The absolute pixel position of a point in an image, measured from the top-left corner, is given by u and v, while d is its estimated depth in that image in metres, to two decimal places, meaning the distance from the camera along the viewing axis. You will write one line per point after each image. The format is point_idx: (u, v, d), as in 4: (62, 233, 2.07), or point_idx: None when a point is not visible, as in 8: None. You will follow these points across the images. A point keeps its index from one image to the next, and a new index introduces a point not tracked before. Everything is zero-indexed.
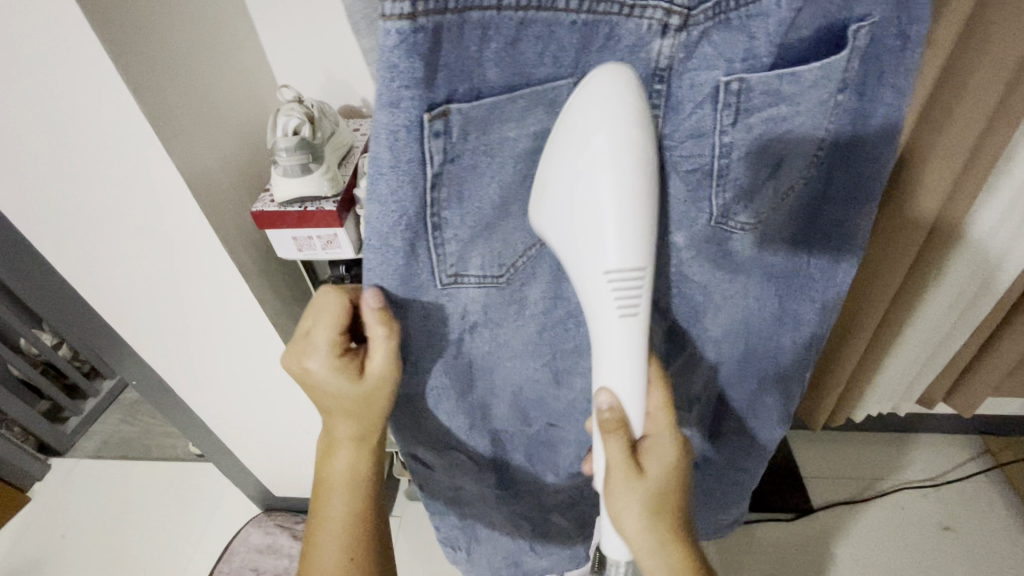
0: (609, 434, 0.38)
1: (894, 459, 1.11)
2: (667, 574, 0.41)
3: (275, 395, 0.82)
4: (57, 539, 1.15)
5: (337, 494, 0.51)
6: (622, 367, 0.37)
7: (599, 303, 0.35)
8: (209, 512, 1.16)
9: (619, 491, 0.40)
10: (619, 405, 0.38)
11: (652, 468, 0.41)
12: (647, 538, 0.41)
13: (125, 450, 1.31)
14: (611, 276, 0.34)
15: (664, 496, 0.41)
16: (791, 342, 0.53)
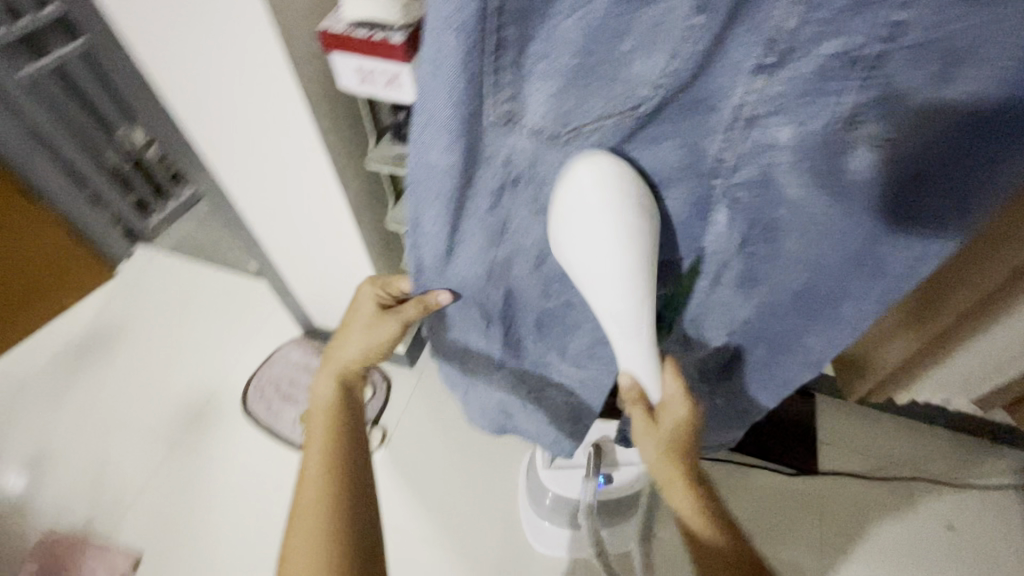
0: (633, 401, 0.49)
1: (923, 451, 1.06)
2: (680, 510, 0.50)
3: (328, 229, 0.85)
4: (136, 312, 1.32)
5: (315, 445, 0.52)
6: (637, 359, 0.45)
7: (609, 330, 0.43)
8: (261, 321, 1.29)
9: (642, 436, 0.50)
10: (636, 382, 0.47)
11: (666, 422, 0.49)
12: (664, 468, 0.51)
13: (199, 252, 1.45)
14: (612, 314, 0.41)
15: (678, 441, 0.50)
16: (852, 310, 0.43)
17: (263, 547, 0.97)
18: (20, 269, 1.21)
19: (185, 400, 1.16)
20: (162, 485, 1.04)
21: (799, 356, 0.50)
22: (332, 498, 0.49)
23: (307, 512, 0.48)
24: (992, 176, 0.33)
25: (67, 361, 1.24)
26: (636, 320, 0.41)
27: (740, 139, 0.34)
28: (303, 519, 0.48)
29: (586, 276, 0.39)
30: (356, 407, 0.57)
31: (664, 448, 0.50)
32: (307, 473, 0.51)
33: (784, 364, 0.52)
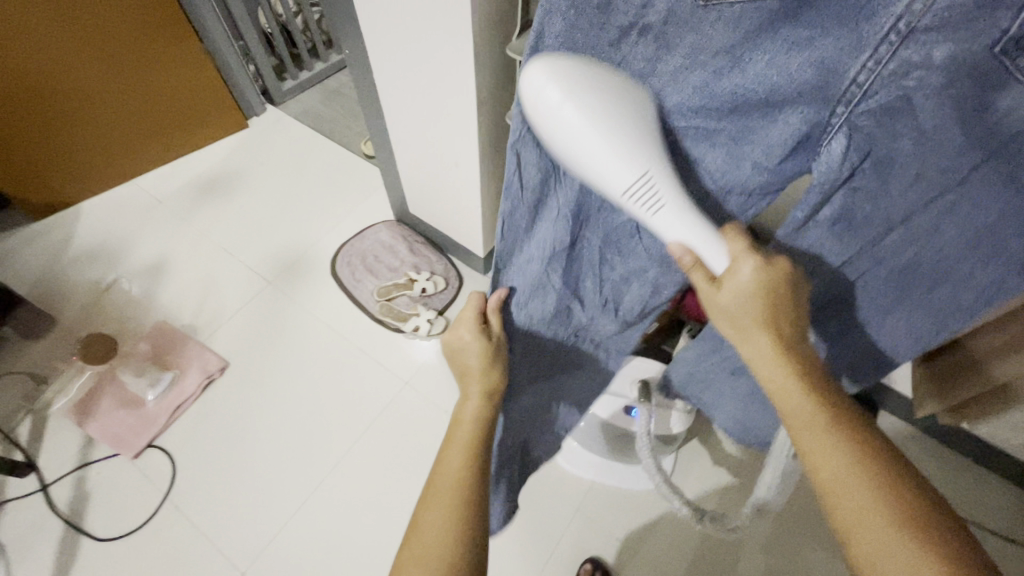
0: (692, 272, 0.42)
1: (974, 497, 1.00)
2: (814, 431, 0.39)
3: (448, 116, 0.90)
4: (256, 163, 1.45)
5: (456, 448, 0.51)
6: (681, 227, 0.39)
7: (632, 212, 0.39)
8: (361, 199, 1.39)
9: (715, 310, 0.43)
10: (689, 248, 0.40)
11: (730, 290, 0.41)
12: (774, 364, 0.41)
13: (319, 124, 1.55)
14: (627, 192, 0.37)
15: (754, 310, 0.41)
16: (955, 291, 0.41)
17: (324, 387, 1.10)
18: (175, 99, 1.36)
19: (285, 248, 1.29)
20: (254, 313, 1.19)
21: (873, 332, 0.50)
22: (472, 488, 0.47)
23: (445, 500, 0.46)
24: None
25: (196, 188, 1.40)
26: (654, 189, 0.37)
27: (879, 53, 0.31)
28: (441, 509, 0.46)
29: (589, 160, 0.36)
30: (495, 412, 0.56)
31: (739, 317, 0.42)
32: (444, 471, 0.49)
33: (858, 339, 0.52)
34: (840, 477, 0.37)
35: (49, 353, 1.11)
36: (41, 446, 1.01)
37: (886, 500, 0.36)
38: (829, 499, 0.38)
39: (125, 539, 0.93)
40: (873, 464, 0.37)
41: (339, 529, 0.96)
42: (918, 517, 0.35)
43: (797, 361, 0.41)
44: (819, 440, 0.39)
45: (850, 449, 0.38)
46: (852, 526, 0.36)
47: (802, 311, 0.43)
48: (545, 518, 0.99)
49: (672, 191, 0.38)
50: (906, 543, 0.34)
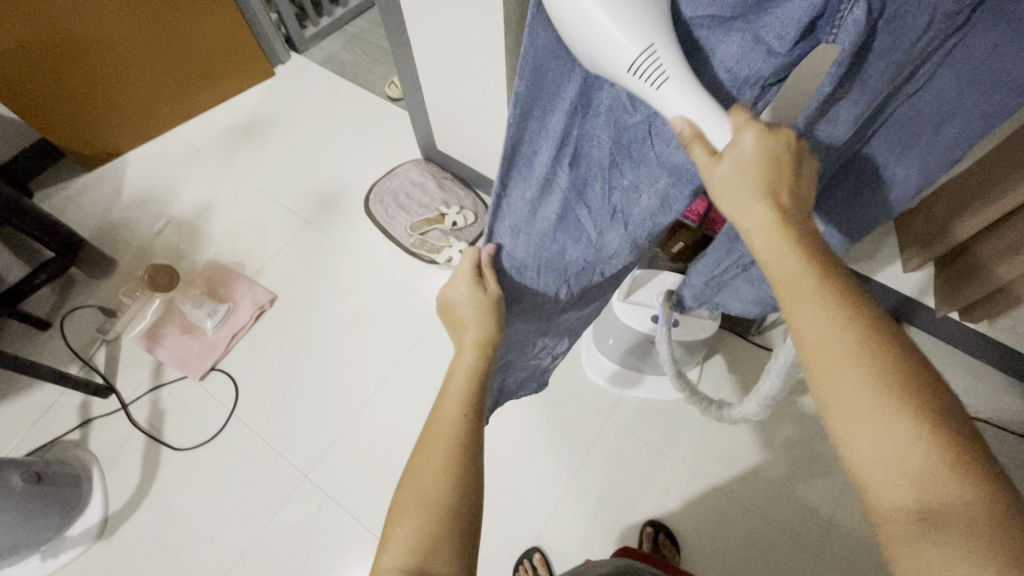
0: (694, 144, 0.38)
1: (998, 403, 1.02)
2: (812, 301, 0.35)
3: (474, 41, 0.92)
4: (286, 110, 1.49)
5: (451, 398, 0.51)
6: (694, 96, 0.37)
7: (637, 90, 0.37)
8: (389, 140, 1.43)
9: (724, 184, 0.39)
10: (693, 121, 0.37)
11: (730, 155, 0.38)
12: (769, 239, 0.38)
13: (342, 69, 1.57)
14: (632, 65, 0.35)
15: (753, 171, 0.39)
16: (941, 142, 0.47)
17: (368, 315, 1.18)
18: (205, 48, 1.39)
19: (319, 189, 1.35)
20: (296, 250, 1.26)
21: (883, 185, 0.55)
22: (470, 436, 0.48)
23: (442, 443, 0.46)
24: None
25: (231, 136, 1.45)
26: (661, 68, 0.36)
27: None
28: (435, 450, 0.46)
29: (595, 33, 0.35)
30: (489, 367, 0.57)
31: (733, 186, 0.39)
32: (442, 418, 0.49)
33: (868, 191, 0.56)
34: (829, 340, 0.34)
35: (116, 289, 1.21)
36: (118, 371, 1.12)
37: (873, 359, 0.32)
38: (817, 365, 0.34)
39: (199, 448, 1.04)
40: (869, 328, 0.33)
41: (387, 439, 1.05)
42: (908, 378, 0.31)
43: (794, 230, 0.38)
44: (809, 304, 0.35)
45: (844, 314, 0.34)
46: (836, 390, 0.33)
47: (804, 195, 0.41)
48: (578, 427, 1.07)
49: (678, 66, 0.36)
50: (889, 399, 0.31)
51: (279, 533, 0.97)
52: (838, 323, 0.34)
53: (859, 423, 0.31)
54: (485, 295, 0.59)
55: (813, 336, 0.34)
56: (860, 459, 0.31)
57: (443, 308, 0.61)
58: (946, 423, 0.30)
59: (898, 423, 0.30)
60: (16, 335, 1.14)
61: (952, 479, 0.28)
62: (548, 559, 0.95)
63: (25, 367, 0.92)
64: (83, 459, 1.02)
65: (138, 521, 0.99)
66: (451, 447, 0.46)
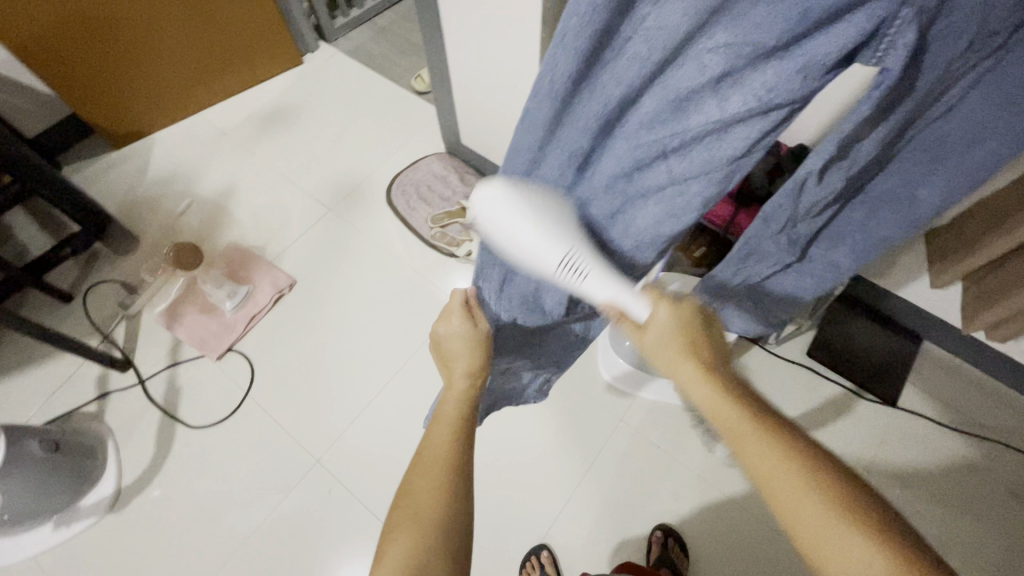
0: (621, 317, 0.50)
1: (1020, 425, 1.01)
2: (752, 434, 0.40)
3: (508, 36, 0.92)
4: (313, 98, 1.50)
5: (441, 423, 0.49)
6: (613, 283, 0.47)
7: (573, 284, 0.46)
8: (412, 132, 1.43)
9: (653, 348, 0.49)
10: (616, 302, 0.48)
11: (652, 331, 0.48)
12: (705, 387, 0.44)
13: (370, 60, 1.58)
14: (563, 264, 0.44)
15: (672, 339, 0.48)
16: (966, 159, 0.47)
17: (384, 304, 1.18)
18: (236, 34, 1.41)
19: (342, 178, 1.35)
20: (316, 237, 1.27)
21: (903, 205, 0.54)
22: (464, 463, 0.46)
23: (435, 471, 0.44)
24: None
25: (257, 121, 1.46)
26: (579, 265, 0.45)
27: None
28: (428, 483, 0.44)
29: (528, 250, 0.43)
30: (479, 396, 0.53)
31: (667, 354, 0.47)
32: (430, 444, 0.47)
33: (886, 212, 0.56)
34: (773, 468, 0.38)
35: (138, 266, 1.22)
36: (137, 347, 1.13)
37: (811, 474, 0.37)
38: (765, 487, 0.39)
39: (213, 427, 1.05)
40: (807, 452, 0.38)
41: (399, 429, 1.05)
42: (837, 483, 0.37)
43: (719, 379, 0.44)
44: (754, 442, 0.39)
45: (783, 445, 0.39)
46: (787, 506, 0.37)
47: (718, 346, 0.49)
48: (590, 428, 1.06)
49: (592, 262, 0.46)
50: (838, 517, 0.35)
51: (288, 516, 0.98)
52: (777, 445, 0.39)
53: (815, 535, 0.36)
54: (476, 328, 0.55)
55: (756, 460, 0.39)
56: (830, 564, 0.35)
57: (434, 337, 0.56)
58: (884, 526, 0.35)
59: (846, 534, 0.35)
60: (38, 306, 1.15)
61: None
62: (556, 557, 0.95)
63: (48, 337, 0.93)
64: (99, 432, 1.03)
65: (149, 497, 0.99)
66: (441, 482, 0.44)
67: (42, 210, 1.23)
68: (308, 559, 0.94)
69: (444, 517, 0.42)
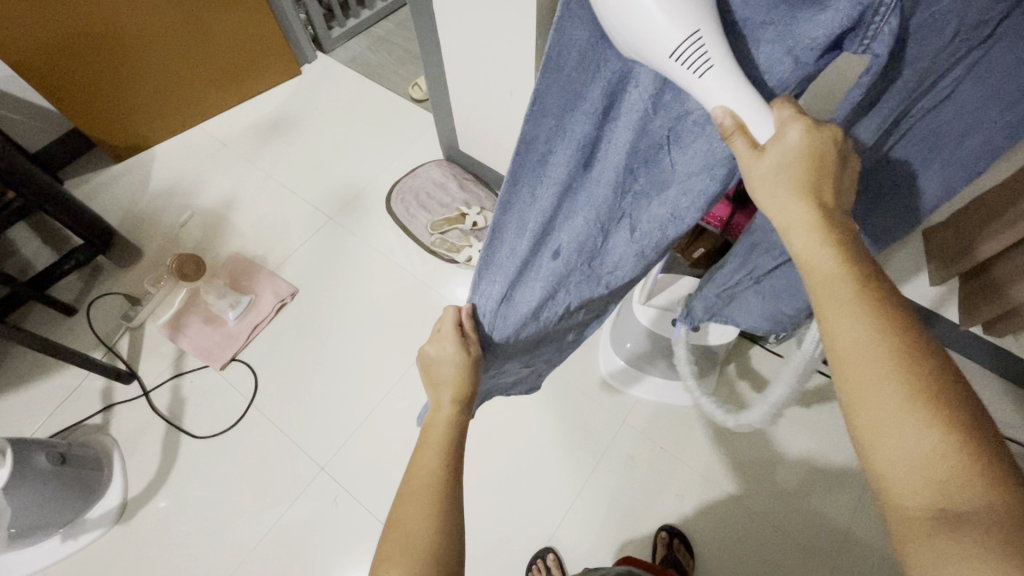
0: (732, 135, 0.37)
1: (1021, 418, 1.01)
2: (849, 318, 0.35)
3: (504, 44, 0.93)
4: (312, 108, 1.51)
5: (429, 450, 0.50)
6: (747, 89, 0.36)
7: (689, 86, 0.36)
8: (411, 140, 1.44)
9: (758, 181, 0.39)
10: (732, 114, 0.36)
11: (776, 147, 0.37)
12: (808, 245, 0.37)
13: (368, 69, 1.60)
14: (676, 54, 0.34)
15: (788, 174, 0.38)
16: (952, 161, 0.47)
17: (386, 311, 1.19)
18: (235, 46, 1.42)
19: (342, 187, 1.36)
20: (317, 245, 1.28)
21: (903, 198, 0.53)
22: (450, 491, 0.47)
23: (422, 498, 0.46)
24: None
25: (257, 132, 1.47)
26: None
27: None
28: (418, 507, 0.45)
29: (636, 24, 0.34)
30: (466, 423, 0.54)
31: (774, 193, 0.39)
32: (419, 472, 0.48)
33: (886, 205, 0.56)
34: (861, 345, 0.34)
35: (141, 278, 1.23)
36: (141, 358, 1.13)
37: (904, 367, 0.32)
38: (842, 368, 0.35)
39: (218, 437, 1.06)
40: (899, 336, 0.34)
41: (403, 435, 1.05)
42: (937, 380, 0.32)
43: (834, 235, 0.37)
44: (843, 314, 0.35)
45: (877, 317, 0.34)
46: (858, 389, 0.34)
47: (840, 181, 0.41)
48: (593, 430, 1.07)
49: (723, 52, 0.35)
50: (916, 408, 0.31)
51: (294, 524, 0.98)
52: (872, 333, 0.34)
53: (887, 431, 0.32)
54: (467, 353, 0.56)
55: (845, 335, 0.35)
56: (880, 459, 0.32)
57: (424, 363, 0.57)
58: (972, 430, 0.30)
59: (924, 431, 0.31)
60: (42, 320, 1.16)
61: (967, 482, 0.29)
62: (561, 559, 0.95)
63: (54, 349, 0.94)
64: (104, 444, 1.04)
65: (155, 508, 1.00)
66: (429, 508, 0.45)
67: (45, 224, 1.25)
68: (314, 566, 0.95)
69: (432, 546, 0.43)
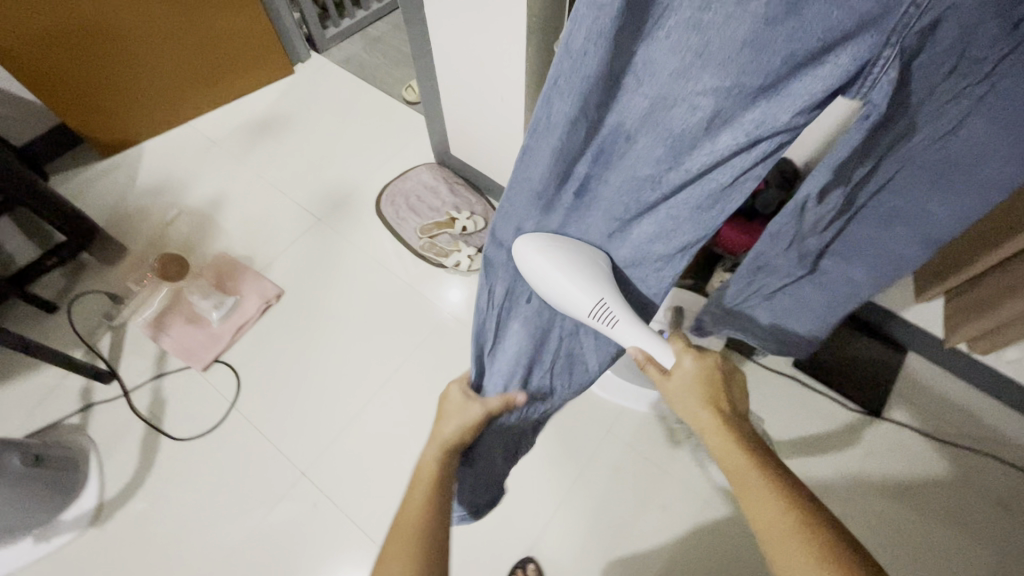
0: (646, 363, 0.53)
1: (1002, 435, 1.02)
2: (762, 489, 0.42)
3: (496, 49, 0.93)
4: (304, 107, 1.51)
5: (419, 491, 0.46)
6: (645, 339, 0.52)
7: (615, 333, 0.53)
8: (403, 142, 1.44)
9: (675, 394, 0.51)
10: (640, 351, 0.53)
11: (676, 376, 0.52)
12: (718, 433, 0.47)
13: (361, 70, 1.59)
14: (591, 312, 0.51)
15: (695, 391, 0.51)
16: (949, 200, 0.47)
17: (373, 314, 1.18)
18: (228, 44, 1.41)
19: (332, 188, 1.35)
20: (305, 246, 1.27)
21: (926, 215, 0.50)
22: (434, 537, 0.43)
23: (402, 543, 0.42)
24: None
25: (248, 131, 1.46)
26: (609, 310, 0.51)
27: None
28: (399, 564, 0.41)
29: (564, 293, 0.50)
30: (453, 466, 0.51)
31: (685, 403, 0.51)
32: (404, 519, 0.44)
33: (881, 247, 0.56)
34: (773, 518, 0.41)
35: (125, 276, 1.21)
36: (122, 358, 1.12)
37: (805, 528, 0.40)
38: (766, 537, 0.41)
39: (198, 439, 1.04)
40: (803, 511, 0.41)
41: (386, 440, 1.05)
42: (832, 546, 0.38)
43: (734, 435, 0.47)
44: (757, 492, 0.42)
45: (783, 498, 0.41)
46: (778, 549, 0.40)
47: (740, 405, 0.51)
48: (578, 438, 1.06)
49: (623, 310, 0.52)
50: (823, 565, 0.38)
51: (273, 530, 0.97)
52: (785, 505, 0.41)
53: None
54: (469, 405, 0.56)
55: (757, 508, 0.42)
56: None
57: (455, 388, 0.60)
58: None
59: None
60: (21, 316, 1.14)
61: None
62: (542, 569, 0.95)
63: (32, 348, 0.93)
64: (82, 444, 1.02)
65: (133, 509, 0.98)
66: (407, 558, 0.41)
67: (28, 219, 1.23)
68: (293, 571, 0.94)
69: None
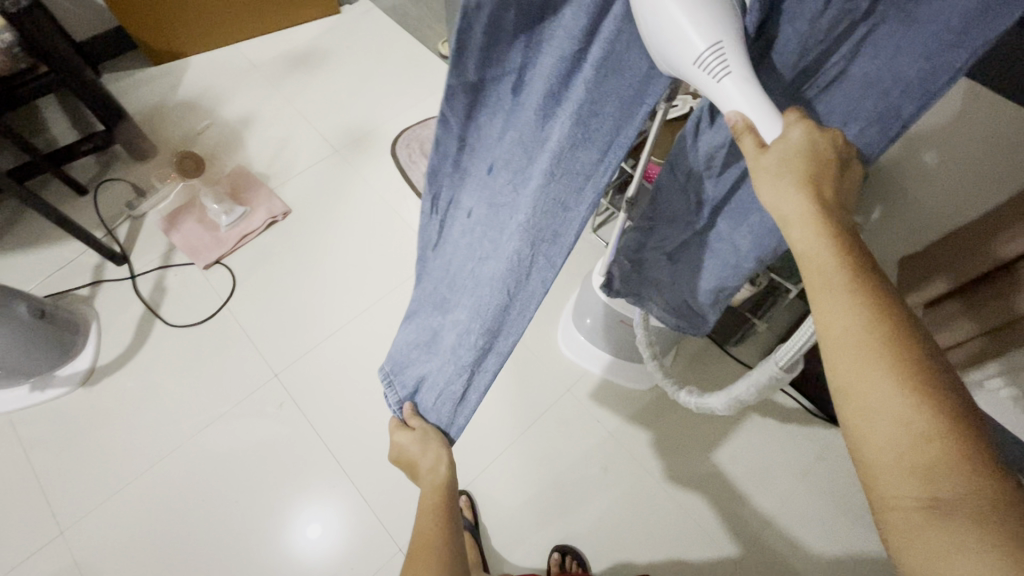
0: (744, 137, 0.35)
1: None
2: (849, 312, 0.31)
3: None
4: (343, 47, 1.56)
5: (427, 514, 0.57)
6: (759, 100, 0.34)
7: (718, 91, 0.34)
8: (429, 93, 1.48)
9: (761, 175, 0.35)
10: (746, 123, 0.35)
11: (775, 143, 0.35)
12: (817, 241, 0.33)
13: (404, 20, 1.63)
14: (702, 57, 0.32)
15: (806, 164, 0.35)
16: None
17: (367, 245, 1.24)
18: None
19: (352, 124, 1.41)
20: (317, 174, 1.33)
21: None
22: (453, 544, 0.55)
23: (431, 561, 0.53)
24: (903, 99, 0.41)
25: (286, 60, 1.53)
26: (725, 60, 0.32)
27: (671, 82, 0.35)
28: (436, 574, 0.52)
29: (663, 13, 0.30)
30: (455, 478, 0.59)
31: (780, 181, 0.35)
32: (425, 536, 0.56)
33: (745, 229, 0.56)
34: (852, 331, 0.31)
35: (150, 172, 1.30)
36: (135, 244, 1.21)
37: (895, 352, 0.30)
38: (832, 351, 0.32)
39: (188, 328, 1.12)
40: (893, 326, 0.31)
41: (356, 358, 1.11)
42: (923, 367, 0.30)
43: (833, 225, 0.34)
44: (838, 294, 0.32)
45: (869, 304, 0.31)
46: (848, 372, 0.31)
47: (845, 197, 0.37)
48: (536, 391, 1.10)
49: (740, 62, 0.33)
50: (913, 396, 0.29)
51: (238, 420, 1.04)
52: (878, 343, 0.30)
53: (873, 407, 0.30)
54: (421, 443, 0.58)
55: (827, 320, 0.32)
56: (865, 447, 0.30)
57: (395, 457, 0.61)
58: (956, 412, 0.29)
59: (915, 416, 0.29)
60: (55, 192, 1.25)
61: (954, 471, 0.27)
62: (474, 503, 0.99)
63: (58, 218, 1.01)
64: (86, 313, 1.12)
65: (117, 377, 1.07)
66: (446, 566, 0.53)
67: (76, 108, 1.33)
68: (247, 461, 1.01)
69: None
